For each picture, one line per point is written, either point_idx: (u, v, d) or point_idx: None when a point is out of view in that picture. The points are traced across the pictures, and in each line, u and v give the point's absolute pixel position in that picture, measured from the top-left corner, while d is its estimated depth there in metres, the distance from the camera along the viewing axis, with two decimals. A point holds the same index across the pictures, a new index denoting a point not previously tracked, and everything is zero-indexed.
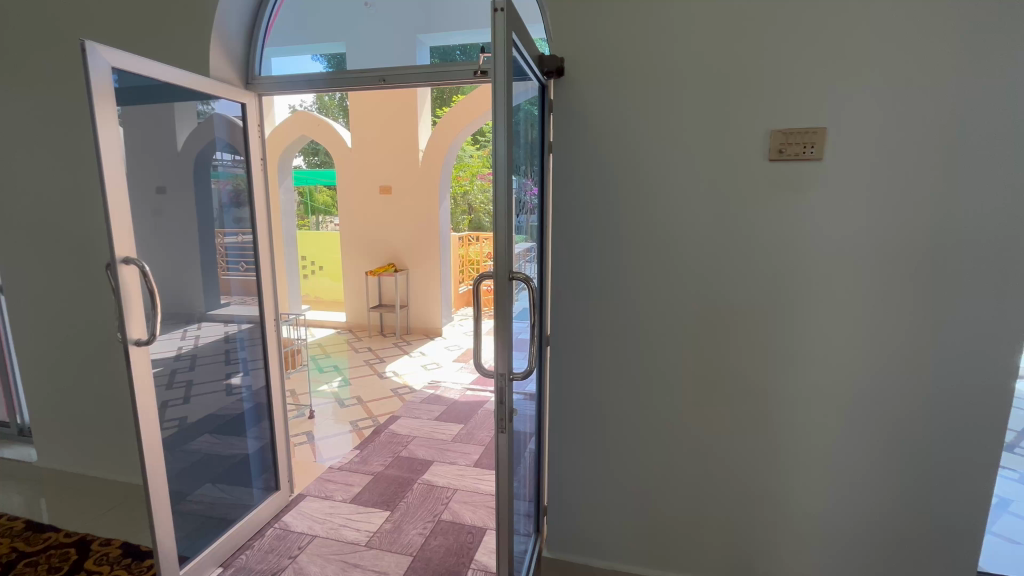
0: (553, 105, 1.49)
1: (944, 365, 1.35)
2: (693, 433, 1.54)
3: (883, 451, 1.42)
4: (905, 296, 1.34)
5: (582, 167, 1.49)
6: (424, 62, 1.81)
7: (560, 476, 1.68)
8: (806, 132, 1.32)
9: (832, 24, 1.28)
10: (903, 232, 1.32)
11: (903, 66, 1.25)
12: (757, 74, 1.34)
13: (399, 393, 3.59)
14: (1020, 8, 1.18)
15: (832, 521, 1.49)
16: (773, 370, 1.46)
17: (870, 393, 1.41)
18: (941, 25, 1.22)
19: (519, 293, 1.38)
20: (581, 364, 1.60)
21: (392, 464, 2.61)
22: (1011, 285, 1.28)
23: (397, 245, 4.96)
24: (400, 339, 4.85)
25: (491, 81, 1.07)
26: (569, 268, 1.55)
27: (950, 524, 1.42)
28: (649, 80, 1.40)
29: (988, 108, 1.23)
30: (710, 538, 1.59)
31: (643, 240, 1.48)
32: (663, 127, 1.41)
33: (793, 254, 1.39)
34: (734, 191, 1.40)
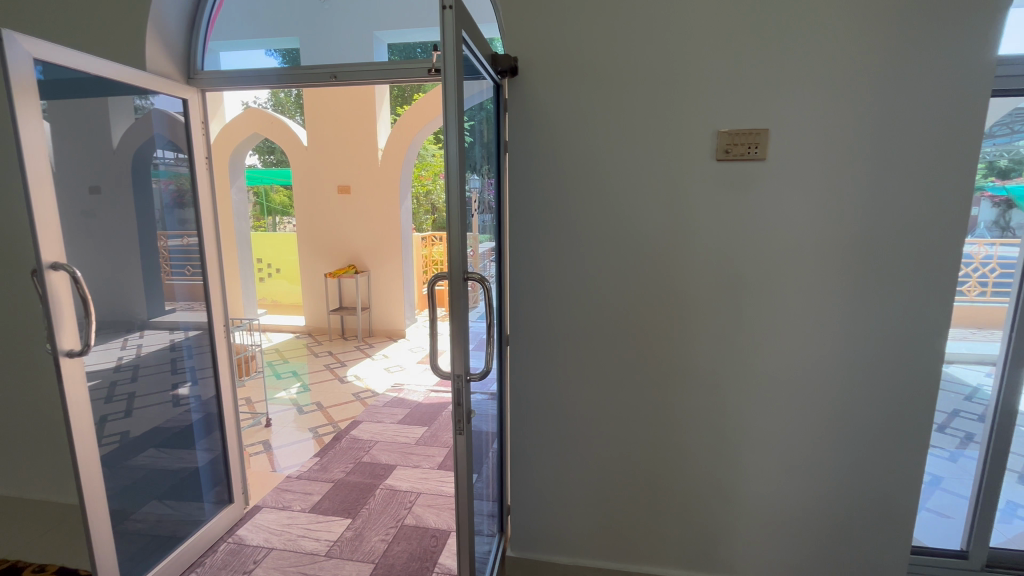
0: (508, 105, 1.48)
1: (879, 353, 1.43)
2: (650, 427, 1.58)
3: (826, 437, 1.50)
4: (843, 290, 1.41)
5: (537, 167, 1.49)
6: (379, 60, 1.78)
7: (523, 475, 1.68)
8: (750, 133, 1.37)
9: (773, 29, 1.33)
10: (840, 228, 1.39)
11: (837, 71, 1.32)
12: (704, 75, 1.38)
13: (360, 397, 3.51)
14: (938, 18, 1.27)
15: (780, 505, 1.56)
16: (724, 363, 1.51)
17: (813, 382, 1.48)
18: (870, 33, 1.29)
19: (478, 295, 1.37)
20: (540, 363, 1.60)
21: (354, 470, 2.55)
22: (937, 277, 1.37)
23: (357, 246, 4.85)
24: (362, 342, 4.75)
25: (441, 79, 1.05)
26: (527, 268, 1.55)
27: (887, 502, 1.51)
28: (601, 80, 1.42)
29: (914, 111, 1.31)
30: (667, 529, 1.63)
31: (600, 239, 1.50)
32: (617, 128, 1.44)
33: (741, 251, 1.44)
34: (685, 190, 1.43)
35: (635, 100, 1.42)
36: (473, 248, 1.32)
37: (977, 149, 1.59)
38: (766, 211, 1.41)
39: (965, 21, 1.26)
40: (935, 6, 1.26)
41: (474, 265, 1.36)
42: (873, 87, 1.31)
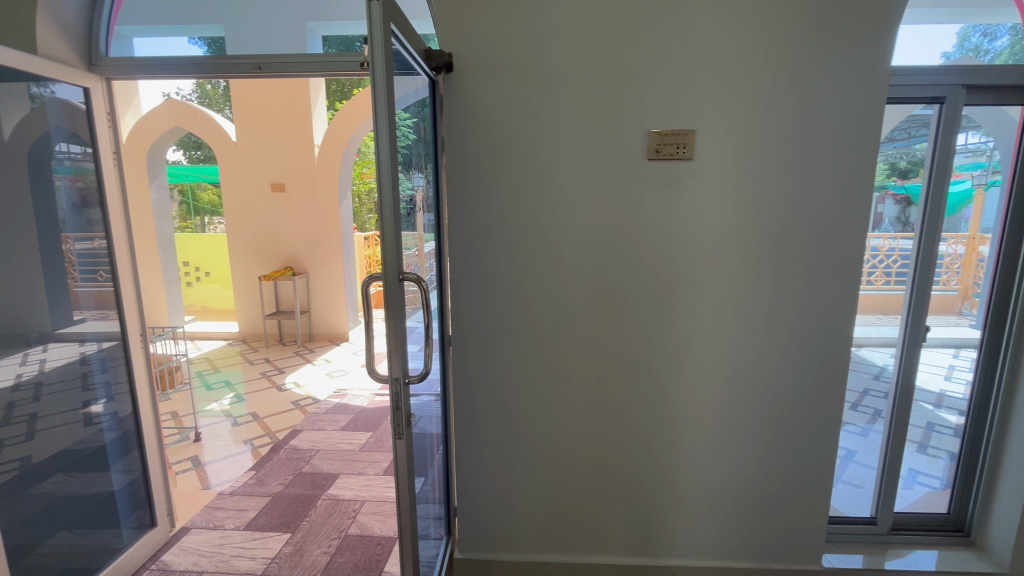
0: (443, 102, 1.46)
1: (797, 340, 1.54)
2: (591, 420, 1.62)
3: (752, 421, 1.60)
4: (765, 282, 1.51)
5: (476, 164, 1.48)
6: (315, 52, 1.69)
7: (469, 476, 1.67)
8: (678, 134, 1.43)
9: (697, 33, 1.39)
10: (761, 224, 1.48)
11: (756, 77, 1.41)
12: (635, 77, 1.42)
13: (300, 405, 3.36)
14: (840, 30, 1.38)
15: (714, 487, 1.64)
16: (660, 355, 1.57)
17: (739, 370, 1.57)
18: (783, 41, 1.38)
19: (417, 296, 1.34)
20: (482, 362, 1.60)
21: (293, 482, 2.43)
22: (845, 268, 1.49)
23: (294, 247, 4.62)
24: (302, 347, 4.55)
25: (369, 74, 1.02)
26: (468, 267, 1.54)
27: (807, 478, 1.63)
28: (537, 78, 1.43)
29: (823, 115, 1.41)
30: (610, 518, 1.68)
31: (539, 237, 1.51)
32: (553, 126, 1.45)
33: (673, 247, 1.50)
34: (619, 189, 1.48)
35: (571, 99, 1.44)
36: (411, 249, 1.29)
37: (879, 151, 1.73)
38: (695, 209, 1.48)
39: (863, 34, 1.38)
40: (838, 19, 1.37)
41: (413, 267, 1.33)
42: (787, 92, 1.41)
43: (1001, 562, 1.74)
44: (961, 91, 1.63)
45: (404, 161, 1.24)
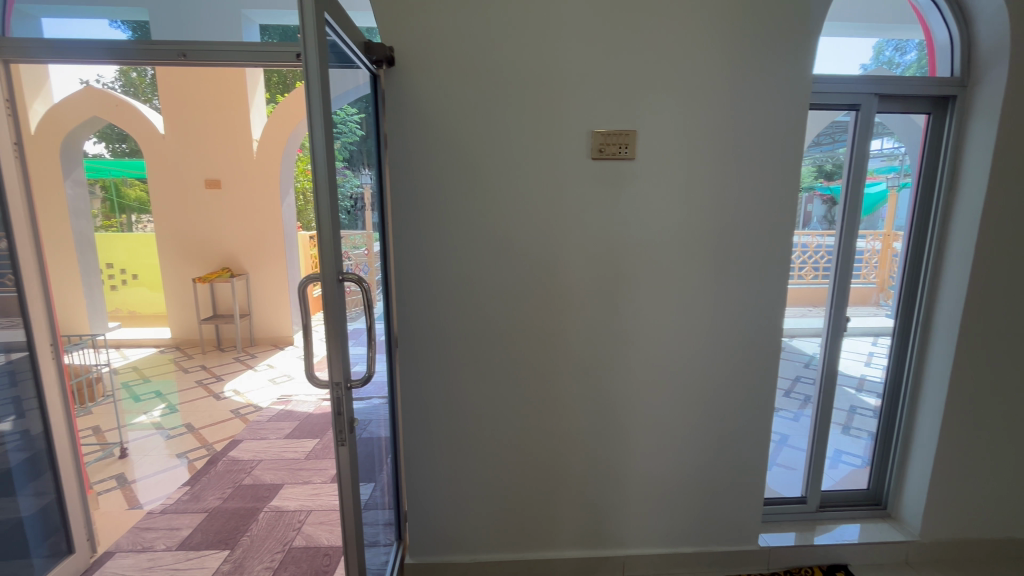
0: (385, 98, 1.42)
1: (734, 333, 1.62)
2: (540, 417, 1.63)
3: (694, 411, 1.66)
4: (703, 278, 1.57)
5: (420, 162, 1.45)
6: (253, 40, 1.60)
7: (419, 478, 1.64)
8: (620, 134, 1.46)
9: (636, 36, 1.42)
10: (699, 223, 1.54)
11: (692, 81, 1.46)
12: (578, 77, 1.44)
13: (240, 414, 3.18)
14: (767, 38, 1.45)
15: (659, 476, 1.70)
16: (607, 351, 1.60)
17: (682, 363, 1.63)
18: (715, 47, 1.45)
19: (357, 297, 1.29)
20: (431, 363, 1.57)
21: (233, 495, 2.30)
22: (775, 264, 1.58)
23: (231, 247, 4.37)
24: (242, 353, 4.31)
25: (302, 67, 0.97)
26: (414, 267, 1.51)
27: (744, 464, 1.71)
28: (480, 75, 1.42)
29: (753, 120, 1.49)
30: (561, 514, 1.70)
31: (487, 236, 1.50)
32: (499, 124, 1.45)
33: (617, 245, 1.54)
34: (564, 188, 1.49)
35: (515, 97, 1.44)
36: (352, 248, 1.25)
37: (806, 155, 1.84)
38: (638, 208, 1.52)
39: (788, 43, 1.46)
40: (766, 28, 1.45)
41: (356, 268, 1.29)
42: (720, 97, 1.47)
43: (913, 531, 1.91)
44: (873, 99, 1.76)
45: (343, 158, 1.20)
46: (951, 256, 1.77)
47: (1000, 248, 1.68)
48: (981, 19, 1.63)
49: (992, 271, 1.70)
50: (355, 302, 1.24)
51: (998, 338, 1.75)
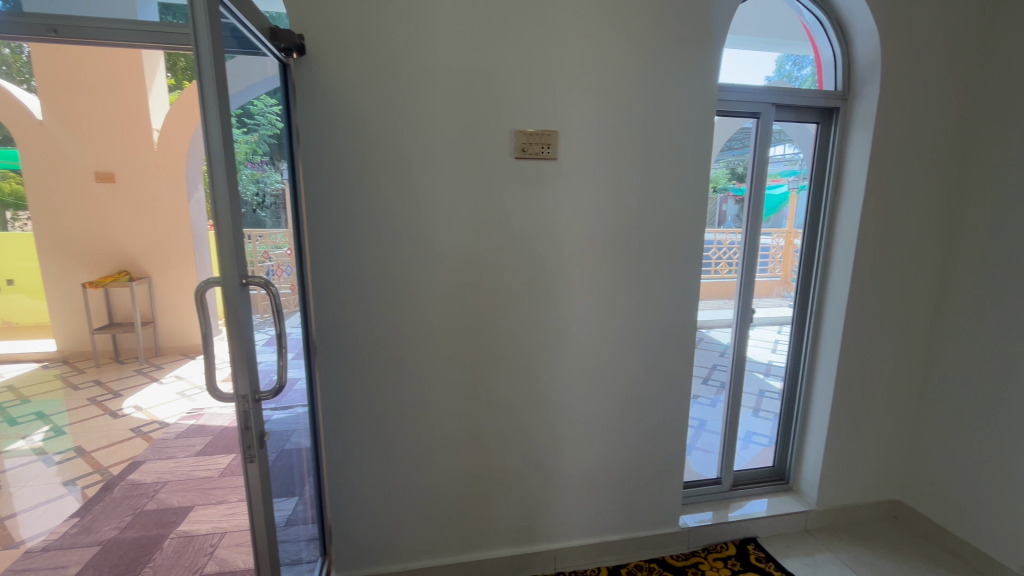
0: (296, 89, 1.33)
1: (653, 327, 1.70)
2: (470, 418, 1.61)
3: (618, 403, 1.73)
4: (624, 275, 1.64)
5: (337, 158, 1.38)
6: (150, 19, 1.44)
7: (342, 490, 1.57)
8: (542, 134, 1.48)
9: (555, 38, 1.45)
10: (619, 223, 1.60)
11: (610, 85, 1.51)
12: (498, 76, 1.43)
13: (142, 432, 2.88)
14: (676, 47, 1.53)
15: (588, 467, 1.75)
16: (535, 349, 1.62)
17: (606, 358, 1.68)
18: (630, 54, 1.51)
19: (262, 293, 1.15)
20: (354, 368, 1.50)
21: (132, 523, 2.07)
22: (688, 261, 1.67)
23: (130, 248, 3.96)
24: (145, 364, 3.91)
25: (192, 51, 0.88)
26: (331, 269, 1.43)
27: (666, 451, 1.81)
28: (399, 70, 1.37)
29: (665, 124, 1.57)
30: (493, 513, 1.70)
31: (410, 236, 1.47)
32: (419, 121, 1.41)
33: (542, 243, 1.56)
34: (488, 188, 1.49)
35: (436, 94, 1.41)
36: (265, 249, 1.21)
37: (721, 158, 1.96)
38: (561, 207, 1.55)
39: (696, 53, 1.55)
40: (675, 37, 1.53)
41: (267, 272, 1.23)
42: (635, 102, 1.53)
43: (810, 501, 2.11)
44: (771, 108, 1.91)
45: (247, 153, 1.12)
46: (837, 252, 1.97)
47: (876, 244, 1.90)
48: (858, 38, 1.82)
49: (870, 265, 1.91)
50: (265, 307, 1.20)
51: (876, 325, 1.97)
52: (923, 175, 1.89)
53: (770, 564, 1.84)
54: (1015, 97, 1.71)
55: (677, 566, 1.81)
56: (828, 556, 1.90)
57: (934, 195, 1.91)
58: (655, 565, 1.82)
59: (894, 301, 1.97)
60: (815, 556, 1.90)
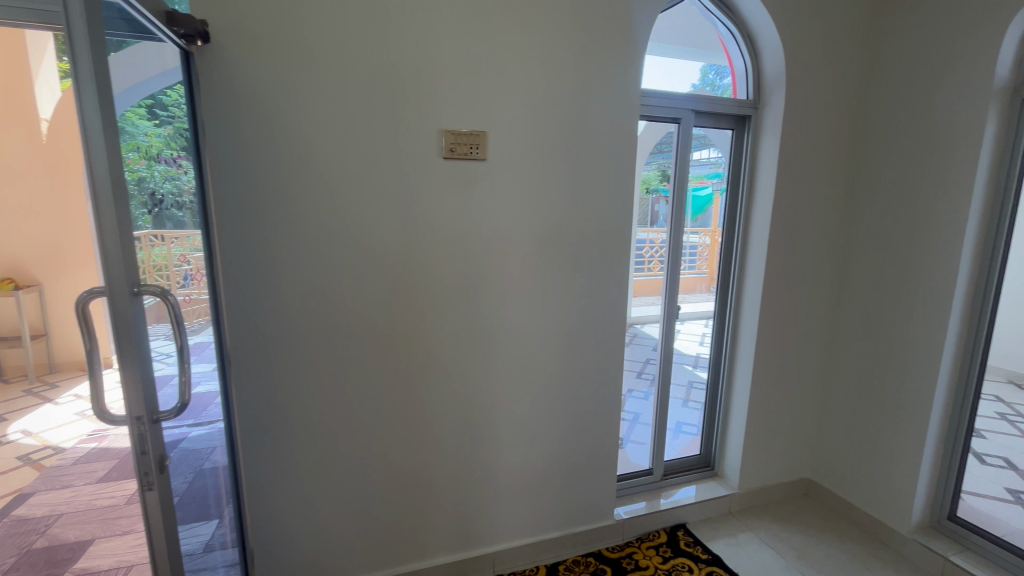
0: (200, 80, 1.22)
1: (586, 326, 1.73)
2: (402, 425, 1.57)
3: (554, 402, 1.74)
4: (556, 275, 1.65)
5: (248, 154, 1.28)
6: None
7: (264, 508, 1.47)
8: (471, 135, 1.46)
9: (482, 38, 1.43)
10: (551, 223, 1.61)
11: (538, 87, 1.52)
12: (424, 73, 1.40)
13: (32, 460, 2.55)
14: (601, 52, 1.57)
15: (525, 467, 1.75)
16: (468, 352, 1.60)
17: (541, 357, 1.69)
18: (557, 57, 1.52)
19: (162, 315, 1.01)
20: (274, 379, 1.41)
21: (17, 565, 1.83)
22: (617, 261, 1.72)
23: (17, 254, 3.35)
24: (36, 383, 3.47)
25: (63, 31, 0.78)
26: (246, 273, 1.33)
27: (600, 446, 1.85)
28: (317, 64, 1.30)
29: (592, 128, 1.60)
30: (429, 520, 1.66)
31: (334, 238, 1.39)
32: (340, 118, 1.35)
33: (474, 245, 1.54)
34: (417, 188, 1.45)
35: (359, 91, 1.35)
36: (183, 251, 1.17)
37: (652, 160, 2.05)
38: (492, 209, 1.54)
39: (621, 59, 1.60)
40: (600, 43, 1.57)
41: (183, 278, 1.16)
42: (563, 104, 1.56)
43: (733, 484, 2.25)
44: (691, 115, 1.98)
45: (143, 150, 1.02)
46: (752, 250, 2.10)
47: (786, 243, 2.05)
48: (767, 52, 1.95)
49: (780, 262, 2.06)
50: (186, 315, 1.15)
51: (787, 317, 2.13)
52: (824, 179, 2.06)
53: (698, 547, 1.93)
54: (898, 112, 1.91)
55: (612, 558, 1.86)
56: (750, 535, 2.03)
57: (834, 198, 2.10)
58: (592, 559, 1.85)
59: (802, 295, 2.13)
60: (738, 536, 2.02)
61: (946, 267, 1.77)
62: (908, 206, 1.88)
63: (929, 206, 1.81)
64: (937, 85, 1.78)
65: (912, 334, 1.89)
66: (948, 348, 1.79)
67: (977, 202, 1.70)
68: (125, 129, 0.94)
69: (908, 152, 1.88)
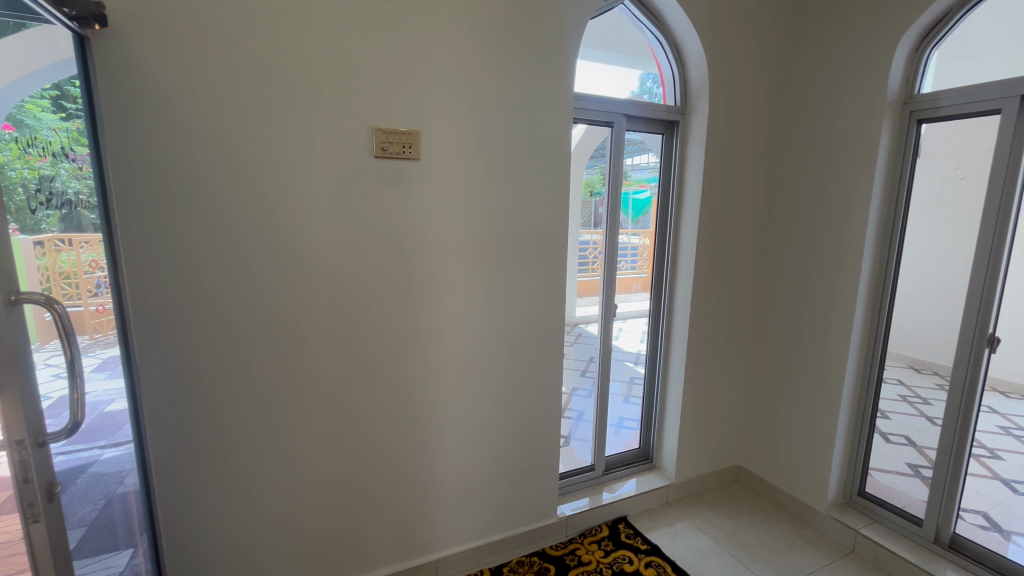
0: (97, 68, 1.11)
1: (524, 325, 1.74)
2: (334, 434, 1.50)
3: (494, 402, 1.74)
4: (493, 275, 1.65)
5: (155, 150, 1.19)
6: None
7: (182, 533, 1.36)
8: (402, 133, 1.43)
9: (412, 34, 1.41)
10: (487, 223, 1.61)
11: (470, 87, 1.51)
12: (352, 69, 1.35)
13: None
14: (534, 55, 1.59)
15: (466, 470, 1.73)
16: (405, 355, 1.56)
17: (480, 358, 1.68)
18: (489, 58, 1.53)
19: (54, 339, 0.90)
20: (190, 392, 1.31)
21: None
22: (553, 261, 1.74)
23: None
24: None
25: None
26: (155, 279, 1.23)
27: (542, 444, 1.86)
28: (233, 55, 1.22)
29: (526, 129, 1.62)
30: (366, 531, 1.60)
31: (255, 240, 1.32)
32: (260, 113, 1.27)
33: (407, 246, 1.50)
34: (346, 188, 1.40)
35: (280, 85, 1.28)
36: (94, 257, 1.12)
37: (595, 165, 2.11)
38: (426, 209, 1.51)
39: (553, 62, 1.62)
40: (533, 45, 1.58)
41: (97, 285, 1.12)
42: (497, 105, 1.56)
43: (669, 475, 2.34)
44: (623, 118, 2.04)
45: (36, 145, 0.97)
46: (683, 250, 2.20)
47: (713, 242, 2.16)
48: (692, 61, 2.05)
49: (708, 261, 2.17)
50: (94, 332, 1.10)
51: (715, 313, 2.24)
52: (745, 183, 2.19)
53: (638, 539, 1.99)
54: (807, 121, 2.07)
55: (556, 556, 1.88)
56: (686, 523, 2.11)
57: (754, 200, 2.23)
58: (535, 558, 1.86)
59: (728, 291, 2.26)
60: (675, 525, 2.10)
61: (851, 265, 1.92)
62: (819, 208, 2.04)
63: (836, 209, 1.97)
64: (840, 96, 1.94)
65: (824, 326, 2.04)
66: (854, 338, 1.95)
67: (876, 204, 1.86)
68: (16, 118, 0.90)
69: (817, 158, 2.04)
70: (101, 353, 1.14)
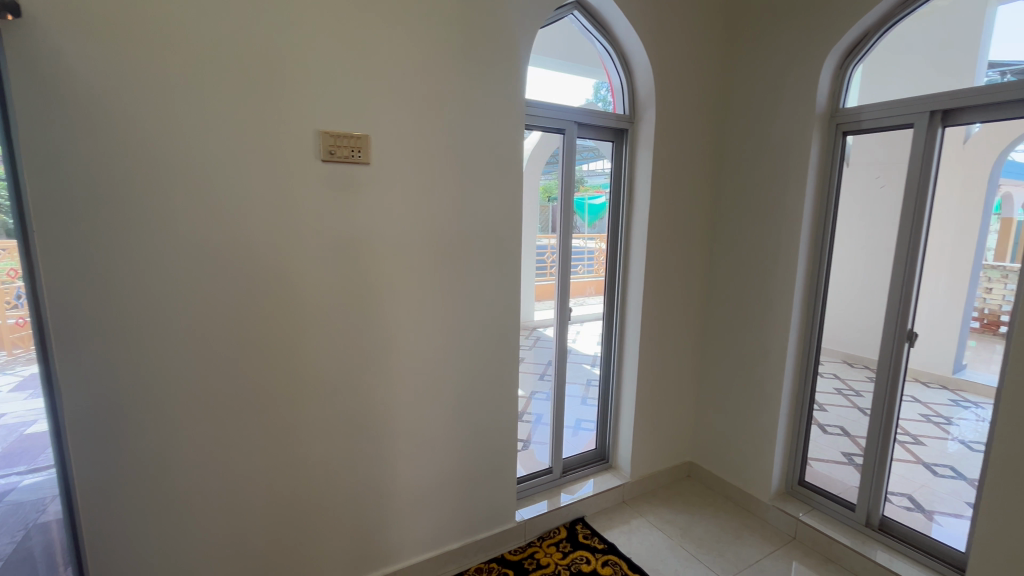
0: (10, 61, 1.03)
1: (480, 329, 1.74)
2: (282, 446, 1.44)
3: (450, 407, 1.72)
4: (447, 280, 1.64)
5: (77, 151, 1.11)
6: None
7: (114, 562, 1.26)
8: (352, 137, 1.41)
9: (359, 37, 1.39)
10: (440, 227, 1.60)
11: (421, 91, 1.51)
12: (297, 70, 1.32)
13: None
14: (485, 61, 1.61)
15: (422, 478, 1.70)
16: (356, 363, 1.52)
17: (435, 363, 1.67)
18: (439, 63, 1.53)
19: None
20: (120, 409, 1.22)
21: None
22: (508, 264, 1.75)
23: None
24: None
25: None
26: (78, 289, 1.14)
27: (499, 448, 1.86)
28: (165, 51, 1.16)
29: (478, 134, 1.63)
30: (318, 546, 1.54)
31: (192, 246, 1.25)
32: (199, 113, 1.22)
33: (359, 251, 1.47)
34: (292, 192, 1.35)
35: (219, 85, 1.23)
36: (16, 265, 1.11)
37: (547, 174, 2.13)
38: (378, 214, 1.49)
39: (504, 68, 1.64)
40: (483, 52, 1.60)
41: (19, 297, 1.11)
42: (448, 110, 1.56)
43: (625, 474, 2.39)
44: (574, 125, 2.08)
45: None
46: (634, 253, 2.25)
47: (662, 245, 2.23)
48: (639, 72, 2.12)
49: (658, 263, 2.24)
50: (13, 346, 1.14)
51: (666, 314, 2.32)
52: (692, 189, 2.28)
53: (595, 538, 2.02)
54: (746, 131, 2.19)
55: (515, 560, 1.87)
56: (642, 521, 2.16)
57: (700, 205, 2.33)
58: (494, 564, 1.85)
59: (677, 293, 2.34)
60: (631, 523, 2.15)
61: (788, 266, 2.05)
62: (758, 213, 2.16)
63: (774, 213, 2.09)
64: (774, 108, 2.06)
65: (765, 325, 2.16)
66: (792, 336, 2.07)
67: (809, 210, 1.99)
68: None
69: (756, 166, 2.16)
70: (21, 369, 1.15)
